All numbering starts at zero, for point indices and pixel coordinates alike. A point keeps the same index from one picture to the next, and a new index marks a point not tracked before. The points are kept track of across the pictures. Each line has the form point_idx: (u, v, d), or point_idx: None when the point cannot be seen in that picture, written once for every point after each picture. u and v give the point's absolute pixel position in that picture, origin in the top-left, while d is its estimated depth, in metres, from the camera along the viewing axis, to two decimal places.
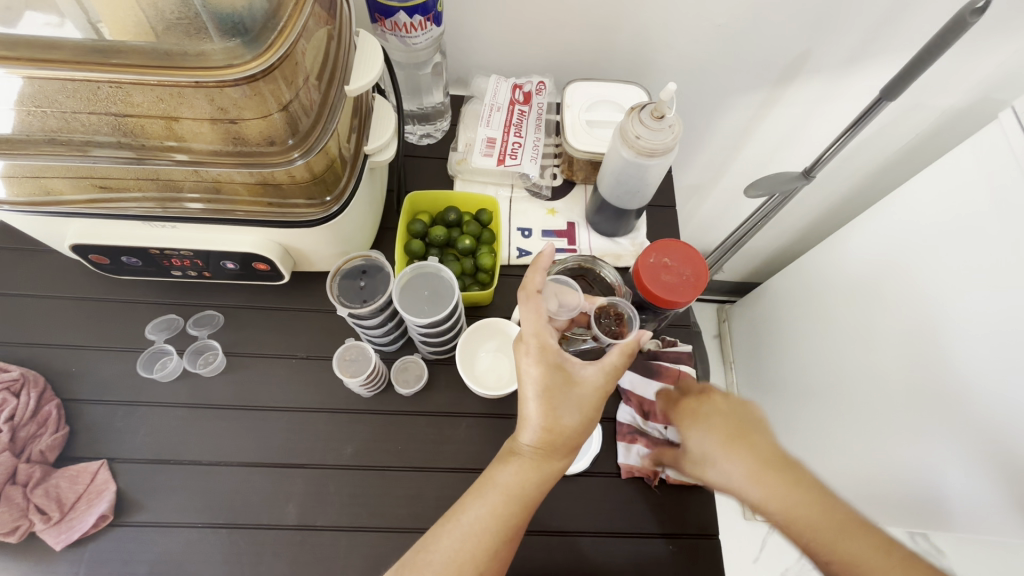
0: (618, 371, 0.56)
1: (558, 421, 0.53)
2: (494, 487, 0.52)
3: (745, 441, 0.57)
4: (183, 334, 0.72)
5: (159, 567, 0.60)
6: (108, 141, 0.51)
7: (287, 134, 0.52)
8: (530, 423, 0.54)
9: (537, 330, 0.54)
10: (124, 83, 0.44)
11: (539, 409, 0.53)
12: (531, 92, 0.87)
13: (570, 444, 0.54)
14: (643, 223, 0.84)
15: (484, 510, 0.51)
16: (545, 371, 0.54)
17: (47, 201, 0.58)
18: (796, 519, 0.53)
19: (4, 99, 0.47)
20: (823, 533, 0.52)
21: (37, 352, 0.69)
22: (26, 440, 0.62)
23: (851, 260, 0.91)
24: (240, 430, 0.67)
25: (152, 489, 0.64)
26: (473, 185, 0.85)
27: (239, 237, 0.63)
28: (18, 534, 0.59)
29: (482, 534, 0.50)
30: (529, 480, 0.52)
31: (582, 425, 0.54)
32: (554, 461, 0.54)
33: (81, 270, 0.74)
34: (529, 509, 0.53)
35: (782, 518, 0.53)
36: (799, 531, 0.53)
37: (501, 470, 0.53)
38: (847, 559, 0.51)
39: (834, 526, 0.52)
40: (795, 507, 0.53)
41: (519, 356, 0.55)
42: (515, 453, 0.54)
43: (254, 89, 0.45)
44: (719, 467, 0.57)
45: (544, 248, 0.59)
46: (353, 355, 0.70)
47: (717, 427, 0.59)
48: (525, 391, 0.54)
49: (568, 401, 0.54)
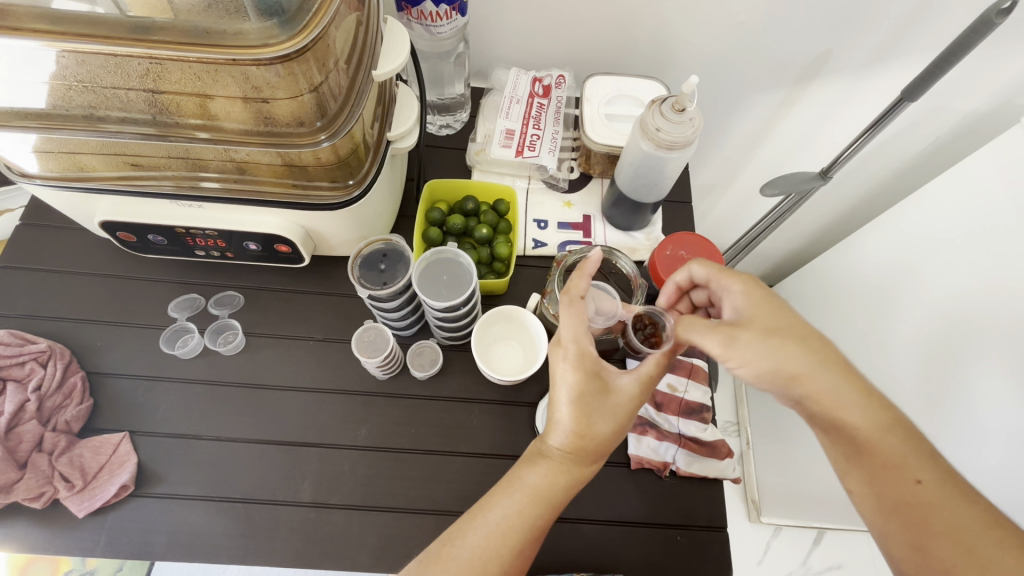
0: (652, 381, 0.56)
1: (590, 427, 0.53)
2: (522, 487, 0.52)
3: (819, 336, 0.51)
4: (204, 313, 0.74)
5: (176, 538, 0.62)
6: (142, 119, 0.53)
7: (316, 117, 0.53)
8: (561, 426, 0.54)
9: (578, 336, 0.54)
10: (163, 60, 0.45)
11: (572, 414, 0.53)
12: (551, 85, 0.87)
13: (600, 452, 0.54)
14: (659, 218, 0.84)
15: (512, 512, 0.52)
16: (585, 374, 0.53)
17: (78, 176, 0.60)
18: (884, 428, 0.47)
19: (39, 73, 0.48)
20: (902, 449, 0.47)
21: (63, 326, 0.71)
22: (52, 409, 0.64)
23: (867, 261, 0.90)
24: (257, 408, 0.69)
25: (171, 462, 0.65)
26: (491, 176, 0.86)
27: (263, 218, 0.64)
28: (43, 500, 0.60)
29: (506, 533, 0.51)
30: (557, 483, 0.53)
31: (614, 432, 0.54)
32: (583, 466, 0.54)
33: (107, 247, 0.76)
34: (555, 510, 0.54)
35: (866, 422, 0.48)
36: (876, 442, 0.47)
37: (529, 471, 0.54)
38: (934, 481, 0.46)
39: (911, 441, 0.47)
40: (880, 420, 0.48)
41: (556, 360, 0.55)
42: (544, 456, 0.54)
43: (287, 69, 0.46)
44: (800, 349, 0.49)
45: (591, 255, 0.59)
46: (371, 338, 0.69)
47: (794, 312, 0.52)
48: (559, 393, 0.54)
49: (602, 409, 0.53)
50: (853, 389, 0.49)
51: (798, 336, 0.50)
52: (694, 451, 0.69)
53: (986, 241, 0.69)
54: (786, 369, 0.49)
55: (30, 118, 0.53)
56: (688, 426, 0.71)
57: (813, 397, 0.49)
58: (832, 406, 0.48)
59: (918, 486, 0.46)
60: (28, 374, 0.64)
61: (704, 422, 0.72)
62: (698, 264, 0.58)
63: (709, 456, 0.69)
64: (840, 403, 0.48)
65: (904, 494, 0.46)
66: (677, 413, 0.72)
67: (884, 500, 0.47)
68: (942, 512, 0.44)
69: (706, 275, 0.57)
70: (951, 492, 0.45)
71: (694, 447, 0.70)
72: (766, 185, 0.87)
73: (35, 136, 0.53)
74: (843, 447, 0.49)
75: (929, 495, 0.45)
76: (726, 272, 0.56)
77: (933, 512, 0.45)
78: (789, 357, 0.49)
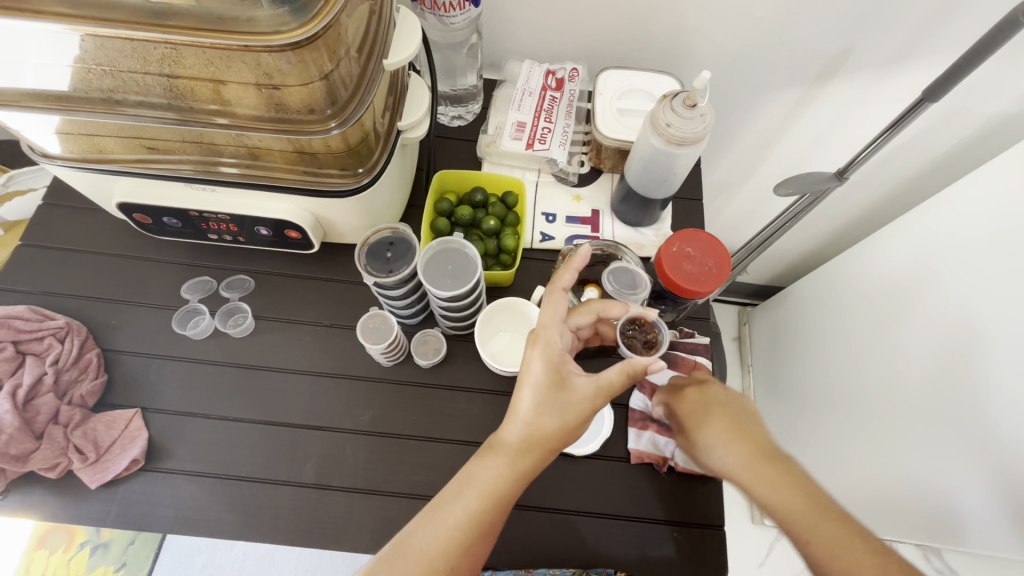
0: (615, 389, 0.54)
1: (538, 420, 0.53)
2: (470, 483, 0.52)
3: (742, 429, 0.58)
4: (216, 295, 0.75)
5: (183, 512, 0.64)
6: (160, 104, 0.54)
7: (326, 104, 0.53)
8: (517, 416, 0.54)
9: (549, 324, 0.56)
10: (178, 45, 0.46)
11: (524, 404, 0.53)
12: (564, 78, 0.88)
13: (550, 449, 0.53)
14: (669, 214, 0.84)
15: (458, 508, 0.51)
16: (547, 363, 0.55)
17: (98, 158, 0.63)
18: (786, 500, 0.52)
19: (62, 57, 0.49)
20: (801, 515, 0.51)
21: (81, 304, 0.73)
22: (69, 383, 0.66)
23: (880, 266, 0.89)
24: (265, 391, 0.70)
25: (181, 439, 0.67)
26: (501, 168, 0.86)
27: (274, 203, 0.65)
28: (57, 470, 0.62)
29: (454, 530, 0.50)
30: (502, 478, 0.52)
31: (563, 430, 0.53)
32: (528, 461, 0.52)
33: (124, 229, 0.78)
34: (506, 509, 0.52)
35: (773, 499, 0.53)
36: (789, 511, 0.52)
37: (479, 465, 0.53)
38: (834, 543, 0.49)
39: (823, 520, 0.50)
40: (785, 490, 0.52)
41: (529, 347, 0.56)
42: (495, 447, 0.54)
43: (298, 56, 0.47)
44: (715, 443, 0.58)
45: (580, 249, 0.60)
46: (377, 324, 0.70)
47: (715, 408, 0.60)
48: (523, 382, 0.55)
49: (554, 404, 0.53)
50: (750, 470, 0.55)
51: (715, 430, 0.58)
52: None
53: (1003, 249, 0.67)
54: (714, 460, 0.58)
55: (51, 101, 0.55)
56: None
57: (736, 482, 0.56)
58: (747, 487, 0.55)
59: (811, 546, 0.50)
60: (47, 348, 0.67)
61: None
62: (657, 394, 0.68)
63: None
64: (744, 482, 0.55)
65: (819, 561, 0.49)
66: None
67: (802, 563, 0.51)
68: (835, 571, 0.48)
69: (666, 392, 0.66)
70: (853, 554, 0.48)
71: None
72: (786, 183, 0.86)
73: (57, 118, 0.55)
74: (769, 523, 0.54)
75: (820, 554, 0.49)
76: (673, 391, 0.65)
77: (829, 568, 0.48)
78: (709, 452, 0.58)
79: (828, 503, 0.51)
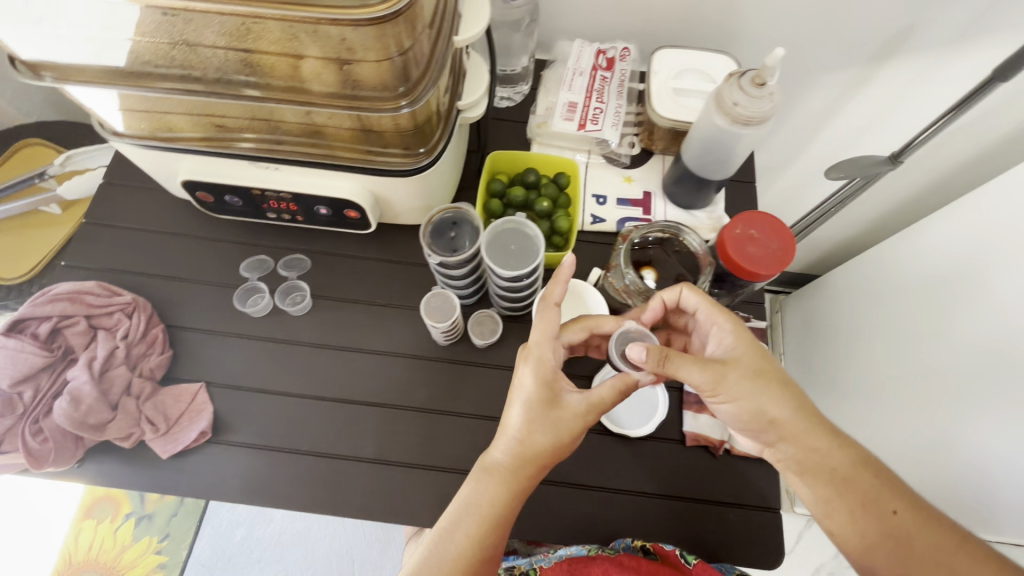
0: (604, 406, 0.56)
1: (530, 437, 0.54)
2: (463, 506, 0.53)
3: (788, 384, 0.55)
4: (273, 274, 0.76)
5: (249, 483, 0.66)
6: (235, 77, 0.54)
7: (399, 82, 0.53)
8: (508, 433, 0.54)
9: (543, 340, 0.56)
10: (264, 19, 0.46)
11: (517, 420, 0.55)
12: (615, 58, 0.86)
13: (544, 464, 0.54)
14: (722, 198, 0.83)
15: (460, 536, 0.52)
16: (539, 380, 0.55)
17: (167, 136, 0.64)
18: (846, 472, 0.53)
19: (124, 29, 0.49)
20: (886, 487, 0.52)
21: (144, 281, 0.75)
22: (138, 357, 0.68)
23: (929, 251, 0.83)
24: (323, 367, 0.72)
25: (244, 414, 0.69)
26: (550, 149, 0.85)
27: (337, 183, 0.66)
28: (131, 440, 0.64)
29: (456, 559, 0.51)
30: (496, 499, 0.53)
31: (556, 445, 0.54)
32: (521, 476, 0.53)
33: (183, 207, 0.80)
34: (504, 527, 0.54)
35: (841, 464, 0.53)
36: (856, 479, 0.52)
37: (471, 487, 0.54)
38: (907, 511, 0.51)
39: (884, 489, 0.52)
40: (838, 458, 0.53)
41: (521, 361, 0.57)
42: (490, 471, 0.54)
43: (378, 32, 0.46)
44: (767, 397, 0.54)
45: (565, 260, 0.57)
46: (439, 303, 0.69)
47: (753, 359, 0.55)
48: (515, 397, 0.56)
49: (546, 421, 0.54)
50: (824, 433, 0.54)
51: (778, 382, 0.54)
52: None
53: None
54: (765, 414, 0.54)
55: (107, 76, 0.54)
56: None
57: (800, 443, 0.54)
58: (809, 452, 0.54)
59: (895, 516, 0.51)
60: (116, 323, 0.68)
61: None
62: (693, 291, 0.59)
63: None
64: (805, 441, 0.54)
65: (891, 523, 0.51)
66: None
67: (871, 533, 0.51)
68: (920, 541, 0.49)
69: (697, 306, 0.59)
70: (919, 525, 0.50)
71: None
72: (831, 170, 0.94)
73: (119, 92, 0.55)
74: (824, 489, 0.53)
75: (905, 524, 0.50)
76: (712, 313, 0.57)
77: (910, 538, 0.50)
78: (749, 406, 0.54)
79: (880, 467, 0.53)
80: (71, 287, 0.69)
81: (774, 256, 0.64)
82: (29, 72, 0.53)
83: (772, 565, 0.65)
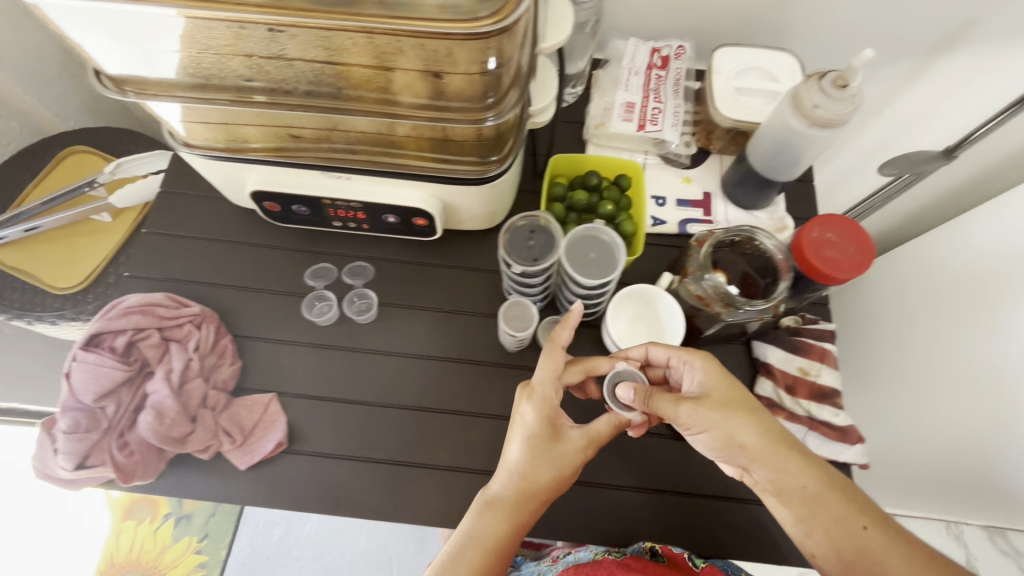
0: (602, 440, 0.58)
1: (533, 470, 0.55)
2: (467, 538, 0.54)
3: (762, 410, 0.54)
4: (338, 282, 0.76)
5: (326, 492, 0.66)
6: (321, 90, 0.50)
7: (486, 94, 0.51)
8: (508, 467, 0.56)
9: (546, 380, 0.58)
10: (367, 33, 0.43)
11: (517, 454, 0.56)
12: (670, 56, 0.85)
13: (546, 497, 0.55)
14: (782, 198, 0.82)
15: (463, 569, 0.52)
16: (540, 416, 0.57)
17: (238, 148, 0.63)
18: (812, 490, 0.51)
19: (167, 45, 0.46)
20: (855, 504, 0.50)
21: (209, 291, 0.75)
22: (210, 368, 0.68)
23: (959, 243, 0.73)
24: (392, 375, 0.72)
25: (317, 423, 0.69)
26: (606, 150, 0.84)
27: (408, 192, 0.66)
28: (210, 452, 0.65)
29: None
30: (500, 530, 0.54)
31: (559, 479, 0.55)
32: (525, 509, 0.55)
33: (242, 215, 0.79)
34: (508, 557, 0.54)
35: (803, 482, 0.51)
36: (822, 496, 0.50)
37: (475, 520, 0.54)
38: (877, 529, 0.48)
39: (850, 507, 0.50)
40: (804, 477, 0.51)
41: (523, 398, 0.59)
42: (495, 509, 0.55)
43: (479, 48, 0.45)
44: (740, 424, 0.53)
45: (574, 305, 0.60)
46: (516, 312, 0.69)
47: (725, 387, 0.55)
48: (515, 432, 0.58)
49: (547, 455, 0.56)
50: (794, 453, 0.52)
51: (749, 408, 0.54)
52: (825, 435, 0.68)
53: None
54: (737, 438, 0.53)
55: (167, 89, 0.51)
56: (821, 409, 0.69)
57: (768, 464, 0.52)
58: (777, 470, 0.52)
59: (865, 532, 0.48)
60: (186, 335, 0.68)
61: (837, 406, 0.69)
62: (656, 345, 0.60)
63: (839, 440, 0.68)
64: (775, 462, 0.52)
65: (861, 542, 0.48)
66: (808, 397, 0.69)
67: (843, 550, 0.48)
68: (893, 560, 0.46)
69: (665, 355, 0.60)
70: (892, 545, 0.47)
71: (824, 431, 0.68)
72: (881, 165, 0.95)
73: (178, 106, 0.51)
74: (797, 507, 0.51)
75: (876, 541, 0.48)
76: (682, 352, 0.58)
77: (881, 556, 0.47)
78: (720, 432, 0.54)
79: (845, 484, 0.51)
80: (141, 299, 0.68)
81: (852, 261, 0.63)
82: (114, 88, 0.51)
83: None
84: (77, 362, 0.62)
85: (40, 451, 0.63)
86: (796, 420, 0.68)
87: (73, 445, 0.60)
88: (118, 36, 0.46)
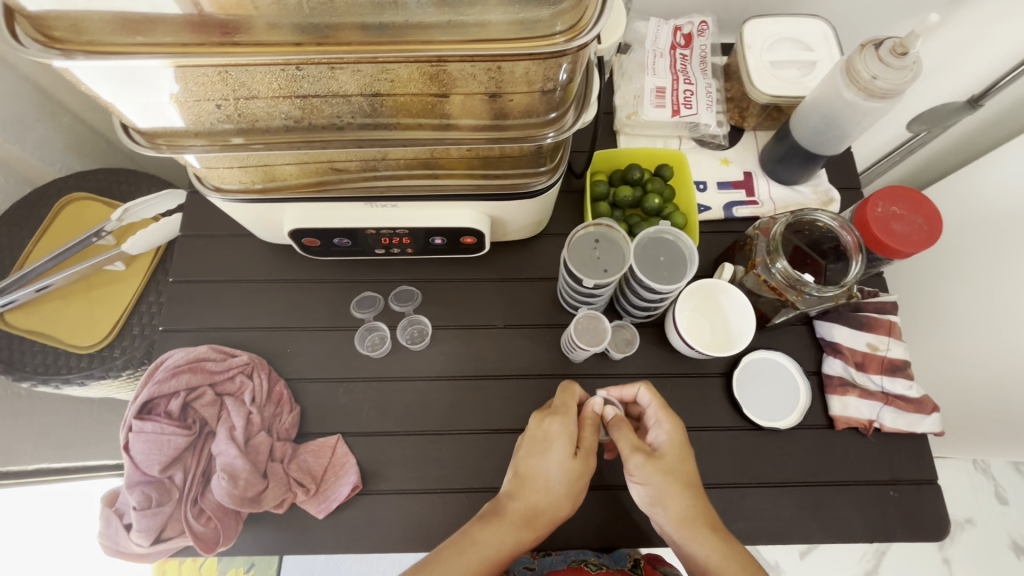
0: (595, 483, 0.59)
1: (549, 484, 0.55)
2: (474, 546, 0.52)
3: (698, 490, 0.56)
4: (386, 310, 0.74)
5: (408, 529, 0.64)
6: (373, 123, 0.47)
7: (547, 110, 0.48)
8: (529, 480, 0.56)
9: (568, 400, 0.60)
10: (437, 61, 0.40)
11: (534, 466, 0.56)
12: (692, 33, 0.82)
13: (545, 524, 0.55)
14: (823, 170, 0.80)
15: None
16: (566, 429, 0.57)
17: (268, 187, 0.58)
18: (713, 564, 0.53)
19: (161, 89, 0.41)
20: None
21: (251, 336, 0.71)
22: (271, 418, 0.65)
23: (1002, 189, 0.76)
24: (456, 401, 0.69)
25: (388, 460, 0.66)
26: (639, 139, 0.81)
27: (455, 212, 0.62)
28: (285, 505, 0.62)
29: None
30: (506, 542, 0.53)
31: (561, 504, 0.55)
32: (531, 529, 0.54)
33: (273, 251, 0.75)
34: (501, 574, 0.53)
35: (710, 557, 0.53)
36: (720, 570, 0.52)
37: (482, 528, 0.53)
38: None
39: None
40: (710, 553, 0.53)
41: (546, 416, 0.59)
42: (503, 515, 0.54)
43: (548, 65, 0.41)
44: (679, 489, 0.55)
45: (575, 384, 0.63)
46: (586, 324, 0.67)
47: (676, 454, 0.57)
48: (535, 449, 0.57)
49: (559, 474, 0.56)
50: (710, 526, 0.54)
51: (689, 481, 0.56)
52: (901, 408, 0.68)
53: None
54: (669, 504, 0.55)
55: (194, 135, 0.47)
56: (892, 383, 0.69)
57: (682, 533, 0.54)
58: (685, 538, 0.54)
59: None
60: (240, 387, 0.65)
61: (909, 378, 0.69)
62: (647, 389, 0.59)
63: (915, 411, 0.68)
64: (690, 533, 0.54)
65: None
66: (880, 372, 0.69)
67: None
68: None
69: (648, 403, 0.59)
70: None
71: (899, 404, 0.68)
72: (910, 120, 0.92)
73: (205, 155, 0.47)
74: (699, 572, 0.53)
75: None
76: (657, 410, 0.59)
77: None
78: (657, 495, 0.55)
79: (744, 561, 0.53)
80: (186, 355, 0.65)
81: (919, 233, 0.62)
82: (146, 143, 0.46)
83: (939, 536, 0.65)
84: (136, 433, 0.60)
85: (107, 527, 0.60)
86: (869, 396, 0.68)
87: (147, 520, 0.58)
88: (145, 88, 0.41)
